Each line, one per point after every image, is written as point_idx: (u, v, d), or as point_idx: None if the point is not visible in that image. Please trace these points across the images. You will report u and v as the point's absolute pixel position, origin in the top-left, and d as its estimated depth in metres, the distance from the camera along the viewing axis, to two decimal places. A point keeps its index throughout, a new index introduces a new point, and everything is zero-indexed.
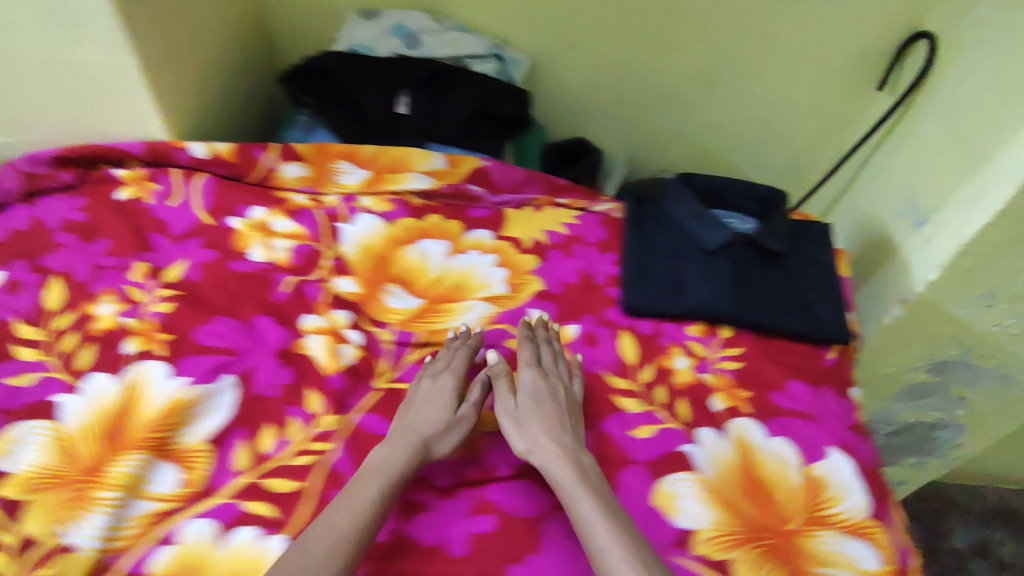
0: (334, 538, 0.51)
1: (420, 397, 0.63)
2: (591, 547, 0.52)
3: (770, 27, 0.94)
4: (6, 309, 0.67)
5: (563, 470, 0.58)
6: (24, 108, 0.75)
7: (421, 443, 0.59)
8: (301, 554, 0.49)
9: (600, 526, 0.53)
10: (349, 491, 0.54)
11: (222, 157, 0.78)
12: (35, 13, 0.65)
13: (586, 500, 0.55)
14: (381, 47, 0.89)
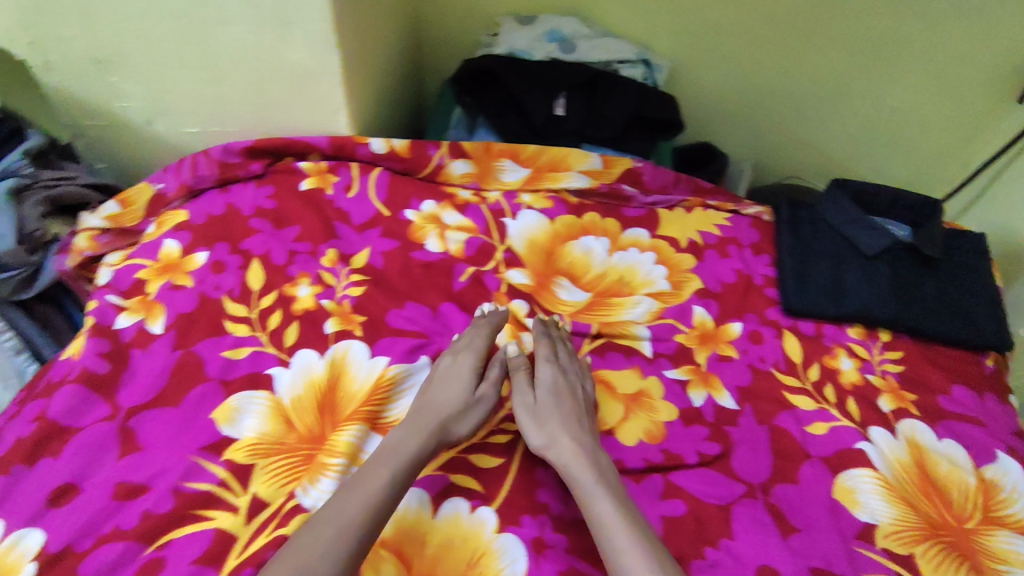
0: (344, 519, 0.50)
1: (439, 381, 0.65)
2: (605, 546, 0.51)
3: (912, 37, 0.96)
4: (215, 287, 0.72)
5: (578, 468, 0.57)
6: (222, 101, 0.81)
7: (439, 427, 0.60)
8: (308, 540, 0.49)
9: (618, 525, 0.52)
10: (360, 475, 0.54)
11: (399, 153, 0.83)
12: (251, 13, 0.71)
13: (605, 500, 0.54)
14: (538, 51, 0.94)
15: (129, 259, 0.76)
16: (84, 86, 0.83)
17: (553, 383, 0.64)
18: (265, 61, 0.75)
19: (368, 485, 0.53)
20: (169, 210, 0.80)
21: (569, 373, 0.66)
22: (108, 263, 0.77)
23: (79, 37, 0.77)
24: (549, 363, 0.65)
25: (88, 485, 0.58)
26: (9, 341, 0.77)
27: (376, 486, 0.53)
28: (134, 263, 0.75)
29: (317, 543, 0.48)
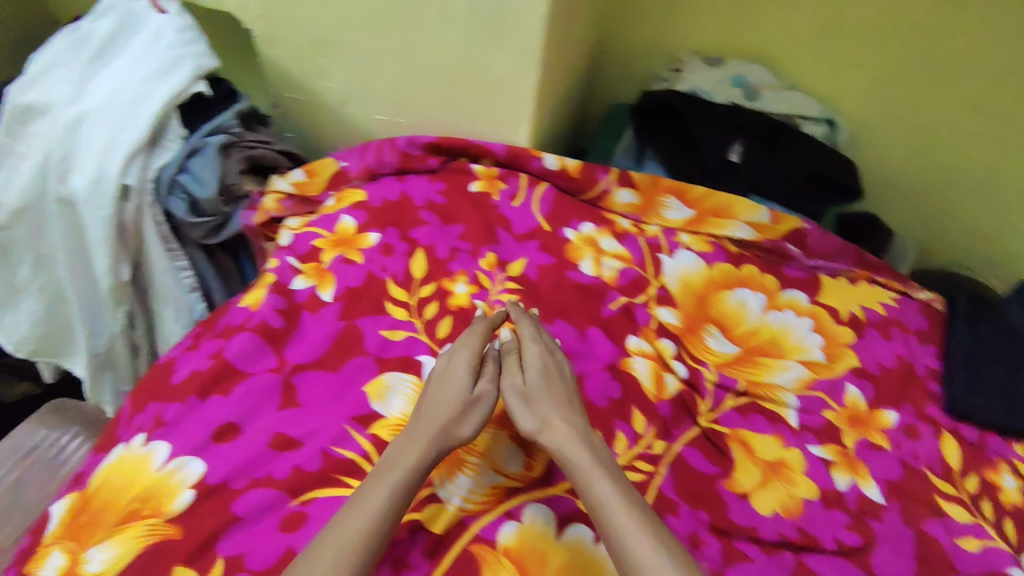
0: (349, 543, 0.49)
1: (436, 376, 0.63)
2: (608, 528, 0.52)
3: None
4: (382, 268, 0.76)
5: (572, 449, 0.57)
6: (416, 96, 0.87)
7: (443, 428, 0.58)
8: (310, 561, 0.48)
9: (619, 508, 0.52)
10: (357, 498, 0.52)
11: (569, 172, 0.84)
12: (472, 20, 0.76)
13: (601, 479, 0.54)
14: (720, 94, 0.92)
15: (309, 226, 0.81)
16: (296, 63, 0.90)
17: (542, 366, 0.64)
18: (470, 70, 0.81)
19: (366, 508, 0.51)
20: (348, 188, 0.85)
21: (555, 352, 0.67)
22: (289, 225, 0.82)
23: (305, 18, 0.84)
24: (535, 344, 0.65)
25: (249, 429, 0.61)
26: (189, 278, 0.85)
27: (376, 506, 0.51)
28: (311, 231, 0.80)
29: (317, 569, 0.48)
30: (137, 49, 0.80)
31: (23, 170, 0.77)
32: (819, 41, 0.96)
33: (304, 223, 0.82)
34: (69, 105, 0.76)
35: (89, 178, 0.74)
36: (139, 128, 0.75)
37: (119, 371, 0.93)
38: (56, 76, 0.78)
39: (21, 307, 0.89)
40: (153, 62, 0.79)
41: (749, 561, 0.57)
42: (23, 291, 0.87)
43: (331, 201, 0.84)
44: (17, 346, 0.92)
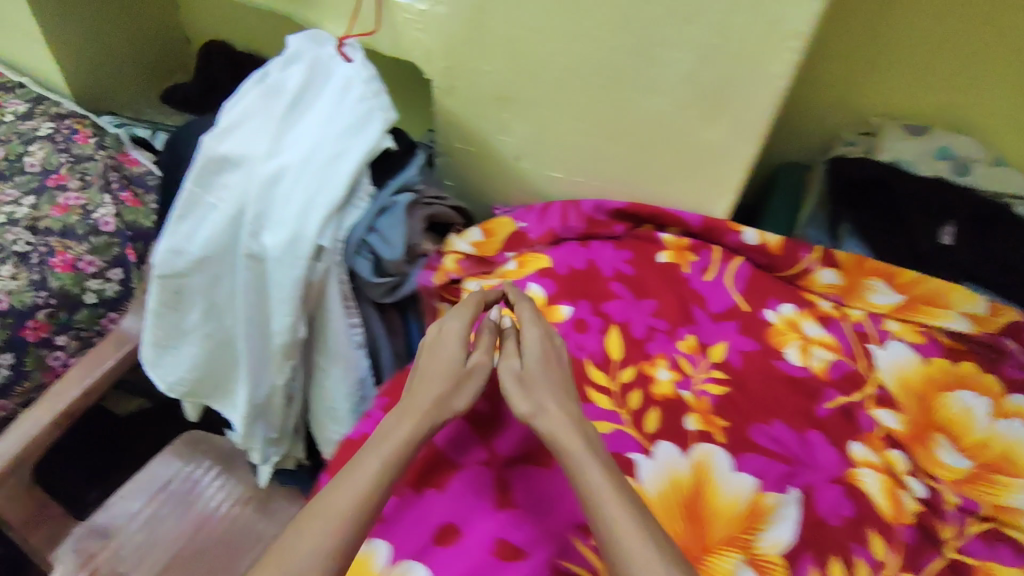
0: (339, 516, 0.52)
1: (433, 354, 0.66)
2: (596, 515, 0.52)
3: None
4: (579, 347, 0.71)
5: (564, 433, 0.58)
6: (601, 160, 0.81)
7: (436, 404, 0.61)
8: (299, 537, 0.51)
9: (606, 493, 0.52)
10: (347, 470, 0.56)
11: (770, 248, 0.79)
12: (686, 90, 0.69)
13: (593, 466, 0.54)
14: (927, 168, 0.86)
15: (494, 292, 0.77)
16: (475, 116, 0.86)
17: (540, 352, 0.65)
18: (673, 137, 0.74)
19: (352, 487, 0.54)
20: (531, 252, 0.81)
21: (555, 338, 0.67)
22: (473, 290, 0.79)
23: (494, 73, 0.79)
24: (534, 328, 0.66)
25: (469, 532, 0.57)
26: (359, 335, 0.81)
27: (361, 486, 0.54)
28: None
29: (305, 542, 0.51)
30: (328, 102, 0.77)
31: (212, 223, 0.75)
32: None
33: (487, 287, 0.78)
34: (265, 160, 0.73)
35: (284, 240, 0.71)
36: (337, 190, 0.72)
37: (271, 420, 0.91)
38: (248, 126, 0.75)
39: (184, 349, 0.88)
40: (345, 117, 0.76)
41: None
42: (189, 334, 0.86)
43: (512, 264, 0.80)
44: (172, 385, 0.91)
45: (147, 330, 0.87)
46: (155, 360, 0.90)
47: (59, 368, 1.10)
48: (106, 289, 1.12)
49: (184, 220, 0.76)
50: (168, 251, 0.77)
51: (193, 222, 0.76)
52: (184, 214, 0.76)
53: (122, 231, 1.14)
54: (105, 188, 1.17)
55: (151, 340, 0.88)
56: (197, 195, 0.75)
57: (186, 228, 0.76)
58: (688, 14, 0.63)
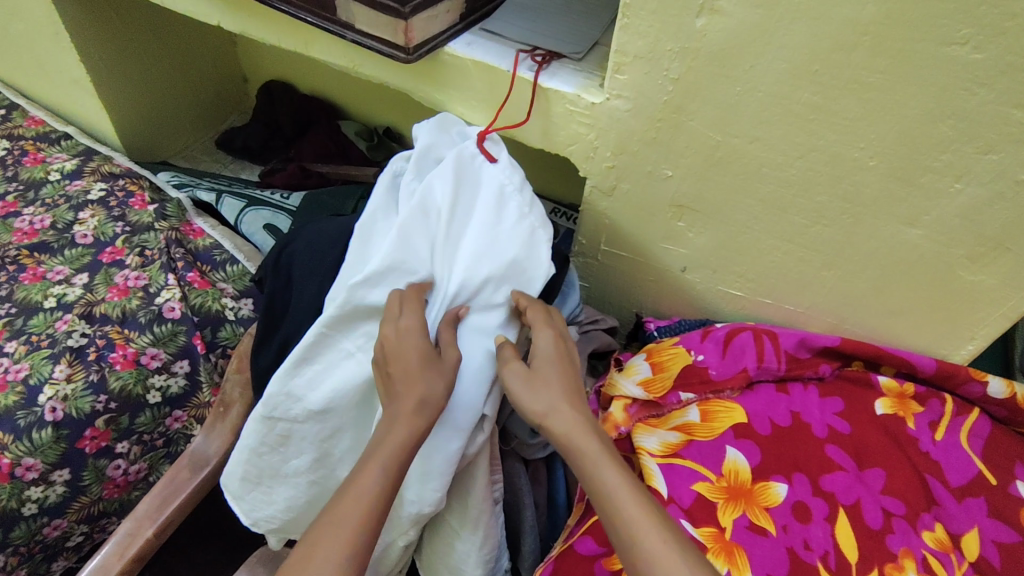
0: (342, 534, 0.49)
1: (401, 345, 0.56)
2: (615, 521, 0.49)
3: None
4: (806, 543, 0.56)
5: (581, 438, 0.53)
6: (803, 286, 0.67)
7: (424, 405, 0.54)
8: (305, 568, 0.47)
9: (628, 496, 0.50)
10: (330, 514, 0.50)
11: (1020, 402, 0.64)
12: (958, 224, 0.55)
13: (612, 471, 0.51)
14: None
15: (679, 455, 0.62)
16: (637, 221, 0.72)
17: (552, 355, 0.59)
18: (919, 270, 0.60)
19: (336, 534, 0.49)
20: (717, 397, 0.66)
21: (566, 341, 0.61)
22: (647, 446, 0.63)
23: (677, 179, 0.65)
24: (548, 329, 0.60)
25: None
26: None
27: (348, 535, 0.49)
28: (689, 467, 0.61)
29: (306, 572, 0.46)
30: (480, 218, 0.63)
31: (348, 371, 0.61)
32: None
33: (668, 447, 0.63)
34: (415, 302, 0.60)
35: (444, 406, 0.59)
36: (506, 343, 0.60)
37: None
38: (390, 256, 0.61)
39: (278, 491, 0.67)
40: (505, 243, 0.62)
41: None
42: (288, 477, 0.66)
43: (694, 412, 0.65)
44: (257, 521, 0.69)
45: (234, 464, 0.67)
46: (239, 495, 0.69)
47: (120, 477, 0.96)
48: (171, 385, 0.97)
49: (308, 366, 0.61)
50: (284, 396, 0.61)
51: (321, 366, 0.62)
52: (310, 357, 0.61)
53: (188, 317, 1.00)
54: (169, 265, 1.04)
55: (237, 478, 0.68)
56: (329, 337, 0.61)
57: (312, 372, 0.61)
58: (991, 142, 0.50)
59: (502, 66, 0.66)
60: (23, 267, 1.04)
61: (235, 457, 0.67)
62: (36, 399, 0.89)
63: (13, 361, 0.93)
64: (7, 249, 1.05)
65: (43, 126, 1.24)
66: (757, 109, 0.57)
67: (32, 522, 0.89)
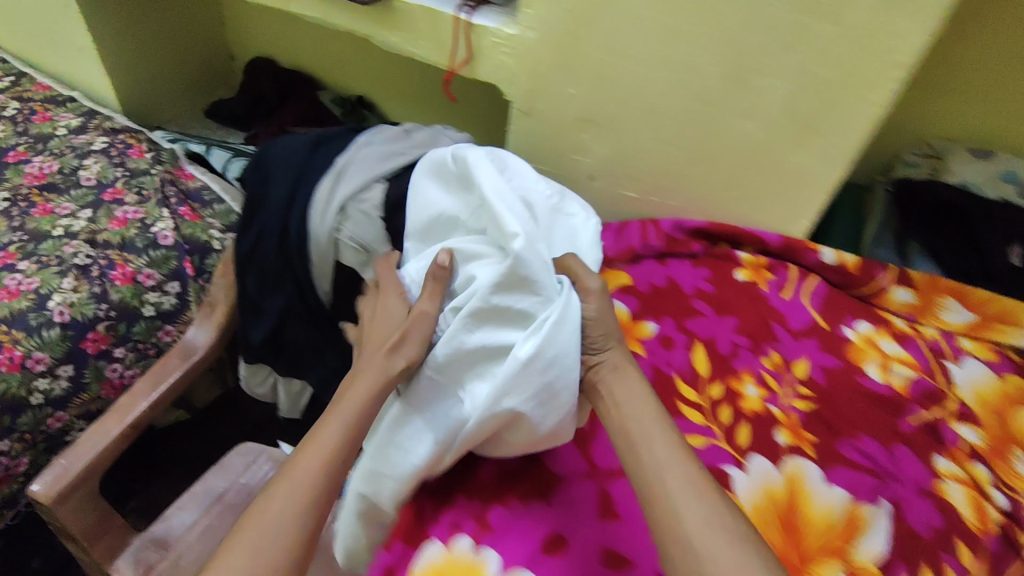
0: (306, 478, 0.55)
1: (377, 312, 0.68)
2: (651, 491, 0.53)
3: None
4: (668, 362, 0.73)
5: (629, 384, 0.61)
6: (679, 180, 0.83)
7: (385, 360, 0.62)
8: (281, 500, 0.54)
9: (670, 473, 0.53)
10: (301, 458, 0.56)
11: (848, 268, 0.80)
12: (779, 116, 0.72)
13: (655, 450, 0.55)
14: (992, 192, 0.88)
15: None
16: (550, 138, 0.88)
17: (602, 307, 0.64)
18: (763, 160, 0.76)
19: (325, 437, 0.58)
20: (614, 267, 0.82)
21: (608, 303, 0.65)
22: None
23: (577, 95, 0.82)
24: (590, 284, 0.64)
25: (574, 544, 0.58)
26: None
27: (335, 435, 0.58)
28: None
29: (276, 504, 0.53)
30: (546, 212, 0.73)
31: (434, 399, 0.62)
32: None
33: None
34: (483, 312, 0.61)
35: (531, 392, 0.57)
36: (588, 305, 0.63)
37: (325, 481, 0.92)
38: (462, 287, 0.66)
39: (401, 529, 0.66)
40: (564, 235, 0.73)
41: None
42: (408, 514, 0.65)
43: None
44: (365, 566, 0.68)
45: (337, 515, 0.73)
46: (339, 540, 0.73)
47: (116, 380, 1.10)
48: (163, 302, 1.12)
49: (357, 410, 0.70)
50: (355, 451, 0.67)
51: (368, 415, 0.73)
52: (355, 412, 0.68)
53: (180, 244, 1.15)
54: (163, 202, 1.19)
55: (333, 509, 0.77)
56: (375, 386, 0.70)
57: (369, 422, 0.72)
58: (790, 42, 0.66)
59: (441, 9, 0.83)
60: (34, 203, 1.18)
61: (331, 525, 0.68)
62: (45, 304, 1.04)
63: (25, 276, 1.07)
64: (20, 189, 1.20)
65: (50, 92, 1.40)
66: (625, 29, 0.73)
67: (37, 412, 1.02)
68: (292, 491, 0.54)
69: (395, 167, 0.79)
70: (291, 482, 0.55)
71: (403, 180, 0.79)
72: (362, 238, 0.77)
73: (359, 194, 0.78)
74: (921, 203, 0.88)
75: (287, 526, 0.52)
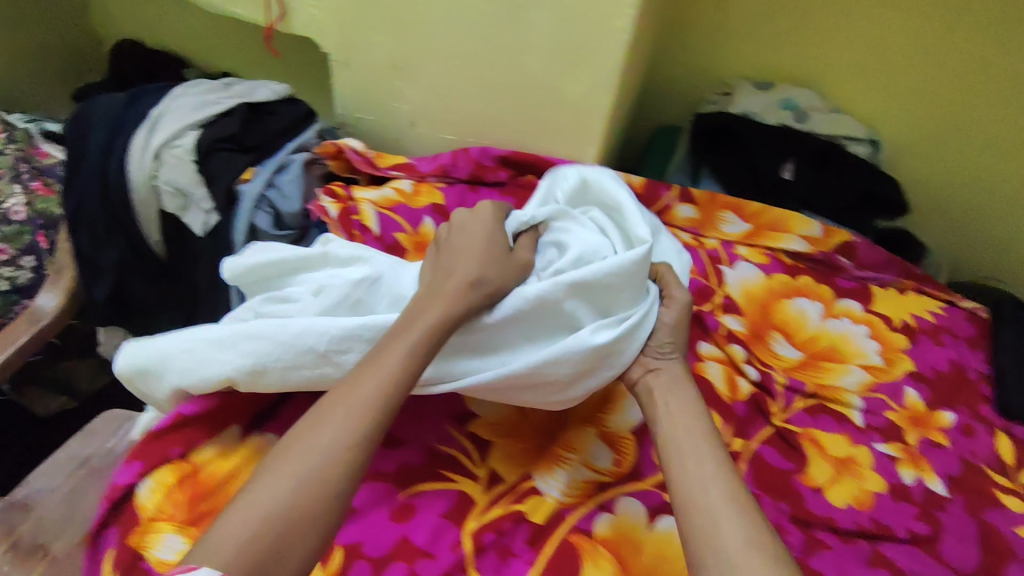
0: (359, 406, 0.51)
1: (456, 233, 0.66)
2: (688, 497, 0.51)
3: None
4: None
5: (682, 392, 0.60)
6: (485, 117, 0.90)
7: (467, 290, 0.59)
8: (332, 429, 0.49)
9: (712, 485, 0.51)
10: (350, 380, 0.52)
11: (633, 187, 0.89)
12: (549, 48, 0.79)
13: (708, 462, 0.53)
14: (771, 117, 0.97)
15: (391, 208, 0.82)
16: (366, 89, 0.93)
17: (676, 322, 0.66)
18: (548, 87, 0.83)
19: (382, 364, 0.53)
20: (425, 183, 0.87)
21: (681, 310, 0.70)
22: (369, 198, 0.83)
23: (383, 43, 0.87)
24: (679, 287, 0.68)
25: None
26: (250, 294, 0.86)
27: (391, 364, 0.53)
28: (395, 219, 0.81)
29: (325, 433, 0.49)
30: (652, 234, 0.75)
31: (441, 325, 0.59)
32: (856, 68, 1.01)
33: (387, 200, 0.83)
34: (585, 283, 0.62)
35: (585, 364, 0.60)
36: (667, 313, 0.66)
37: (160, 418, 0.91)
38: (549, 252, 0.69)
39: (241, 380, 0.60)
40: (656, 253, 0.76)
41: (827, 549, 0.64)
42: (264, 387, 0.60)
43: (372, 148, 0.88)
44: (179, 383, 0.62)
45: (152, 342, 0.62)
46: (145, 370, 0.62)
47: None
48: (18, 276, 1.11)
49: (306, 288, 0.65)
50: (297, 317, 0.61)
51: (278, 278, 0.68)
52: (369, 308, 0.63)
53: (33, 220, 1.15)
54: (15, 177, 1.17)
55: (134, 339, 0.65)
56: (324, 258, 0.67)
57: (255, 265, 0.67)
58: None
59: None
60: None
61: (211, 370, 0.59)
62: None
63: None
64: None
65: None
66: None
67: None
68: (342, 424, 0.50)
69: (210, 115, 0.86)
70: (335, 420, 0.50)
71: (215, 126, 0.85)
72: (176, 181, 0.82)
73: (172, 141, 0.83)
74: (709, 126, 0.97)
75: (330, 464, 0.48)
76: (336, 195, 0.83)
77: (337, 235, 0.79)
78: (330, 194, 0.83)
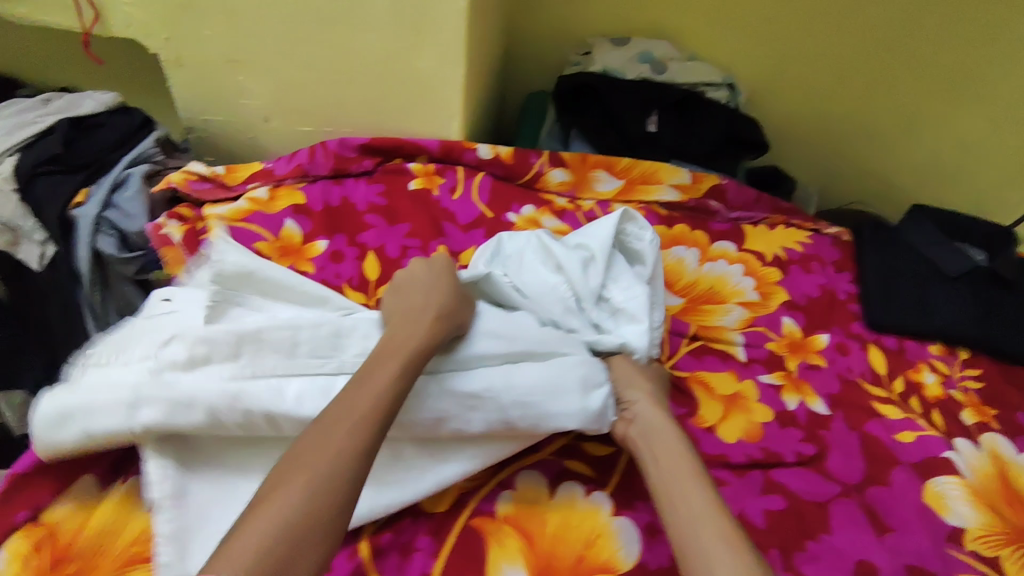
0: (355, 414, 0.48)
1: (416, 282, 0.63)
2: (680, 534, 0.49)
3: (997, 79, 1.02)
4: (336, 275, 0.75)
5: (661, 429, 0.57)
6: (341, 104, 0.87)
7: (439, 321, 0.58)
8: (322, 437, 0.46)
9: (702, 525, 0.48)
10: (347, 393, 0.50)
11: (503, 158, 0.88)
12: (392, 23, 0.77)
13: (696, 495, 0.51)
14: (631, 71, 0.98)
15: (244, 219, 0.78)
16: (209, 89, 0.88)
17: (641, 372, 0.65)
18: (395, 67, 0.82)
19: (372, 381, 0.50)
20: (285, 190, 0.82)
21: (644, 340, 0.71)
22: (218, 213, 0.78)
23: (217, 37, 0.81)
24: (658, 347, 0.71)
25: None
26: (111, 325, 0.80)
27: (381, 381, 0.51)
28: (250, 229, 0.77)
29: (336, 438, 0.46)
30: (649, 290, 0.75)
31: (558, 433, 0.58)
32: (704, 14, 1.03)
33: (236, 214, 0.78)
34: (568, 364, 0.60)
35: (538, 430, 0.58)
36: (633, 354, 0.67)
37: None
38: (593, 280, 0.68)
39: None
40: None
41: (725, 485, 0.64)
42: None
43: (220, 168, 0.83)
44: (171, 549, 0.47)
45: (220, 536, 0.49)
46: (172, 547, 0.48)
47: None
48: None
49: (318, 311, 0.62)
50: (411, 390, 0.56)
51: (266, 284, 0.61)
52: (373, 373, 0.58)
53: None
54: None
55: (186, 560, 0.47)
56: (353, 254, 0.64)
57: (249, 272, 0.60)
58: None
59: None
60: None
61: None
62: None
63: None
64: None
65: None
66: None
67: None
68: (335, 438, 0.46)
69: (24, 138, 0.78)
70: (342, 433, 0.46)
71: (35, 148, 0.78)
72: None
73: None
74: (573, 88, 0.97)
75: (302, 535, 0.41)
76: (183, 217, 0.77)
77: (185, 259, 0.73)
78: (177, 217, 0.77)
